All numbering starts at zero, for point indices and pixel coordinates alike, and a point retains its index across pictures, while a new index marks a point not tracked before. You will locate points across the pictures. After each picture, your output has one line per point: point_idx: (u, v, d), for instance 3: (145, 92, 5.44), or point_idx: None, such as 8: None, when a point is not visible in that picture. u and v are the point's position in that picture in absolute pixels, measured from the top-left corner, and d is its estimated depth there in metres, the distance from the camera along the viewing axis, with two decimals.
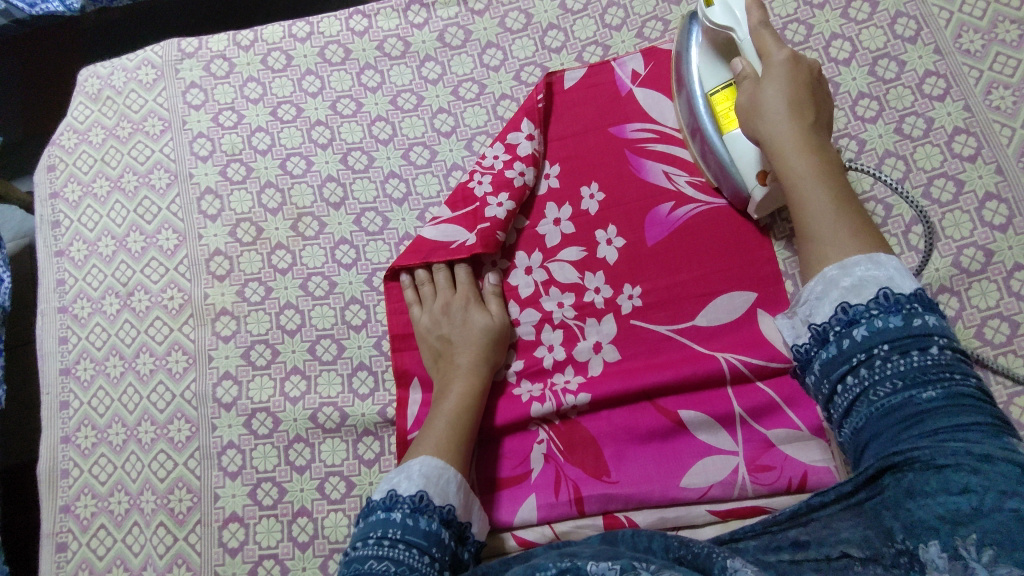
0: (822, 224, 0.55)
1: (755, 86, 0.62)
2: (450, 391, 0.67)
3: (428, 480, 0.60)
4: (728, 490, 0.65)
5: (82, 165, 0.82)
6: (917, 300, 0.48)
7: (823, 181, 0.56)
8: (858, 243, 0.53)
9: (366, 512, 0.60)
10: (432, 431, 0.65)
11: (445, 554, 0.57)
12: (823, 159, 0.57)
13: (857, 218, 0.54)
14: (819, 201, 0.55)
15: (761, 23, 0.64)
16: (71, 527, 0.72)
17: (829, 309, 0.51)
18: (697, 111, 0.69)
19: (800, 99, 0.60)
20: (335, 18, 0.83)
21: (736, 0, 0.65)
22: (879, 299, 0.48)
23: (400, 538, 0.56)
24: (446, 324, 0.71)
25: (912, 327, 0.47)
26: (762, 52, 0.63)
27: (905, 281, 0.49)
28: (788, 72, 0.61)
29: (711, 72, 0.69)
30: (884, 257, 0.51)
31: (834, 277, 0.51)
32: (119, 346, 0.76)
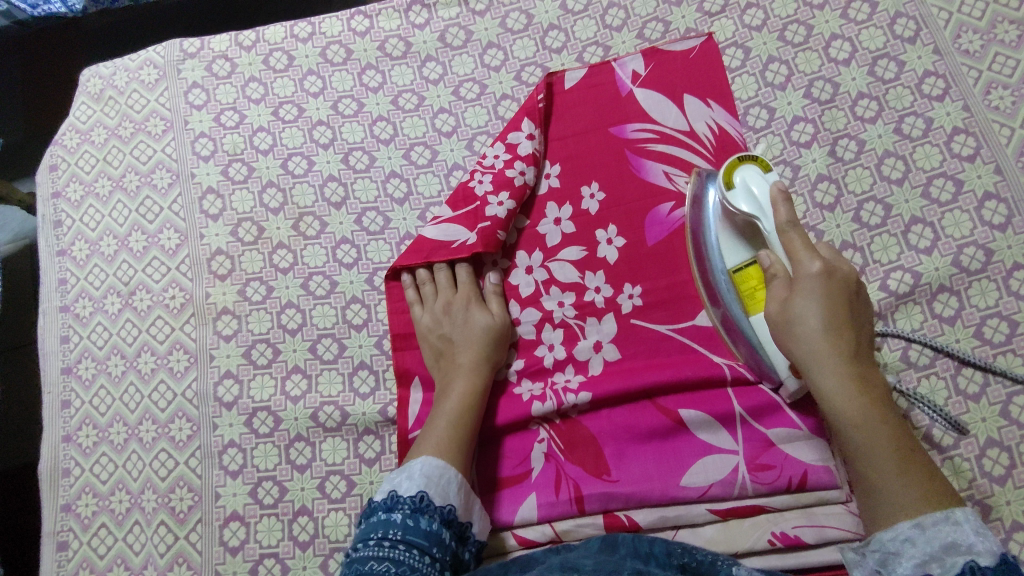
0: (884, 485, 0.55)
1: (786, 297, 0.63)
2: (452, 390, 0.67)
3: (429, 481, 0.60)
4: (728, 489, 0.65)
5: (84, 165, 0.82)
6: (1001, 571, 0.48)
7: (867, 425, 0.57)
8: (920, 492, 0.54)
9: (367, 513, 0.60)
10: (433, 429, 0.65)
11: (446, 556, 0.57)
12: (868, 396, 0.58)
13: (917, 470, 0.55)
14: (870, 448, 0.56)
15: (789, 223, 0.64)
16: (72, 526, 0.72)
17: (908, 574, 0.51)
18: (720, 288, 0.68)
19: (836, 317, 0.60)
20: (337, 19, 0.84)
21: (758, 184, 0.66)
22: (964, 573, 0.49)
23: (401, 538, 0.56)
24: (447, 324, 0.71)
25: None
26: (793, 254, 0.63)
27: (986, 546, 0.50)
28: (821, 287, 0.61)
29: (734, 251, 0.68)
30: (964, 513, 0.52)
31: (910, 536, 0.53)
32: (121, 345, 0.76)
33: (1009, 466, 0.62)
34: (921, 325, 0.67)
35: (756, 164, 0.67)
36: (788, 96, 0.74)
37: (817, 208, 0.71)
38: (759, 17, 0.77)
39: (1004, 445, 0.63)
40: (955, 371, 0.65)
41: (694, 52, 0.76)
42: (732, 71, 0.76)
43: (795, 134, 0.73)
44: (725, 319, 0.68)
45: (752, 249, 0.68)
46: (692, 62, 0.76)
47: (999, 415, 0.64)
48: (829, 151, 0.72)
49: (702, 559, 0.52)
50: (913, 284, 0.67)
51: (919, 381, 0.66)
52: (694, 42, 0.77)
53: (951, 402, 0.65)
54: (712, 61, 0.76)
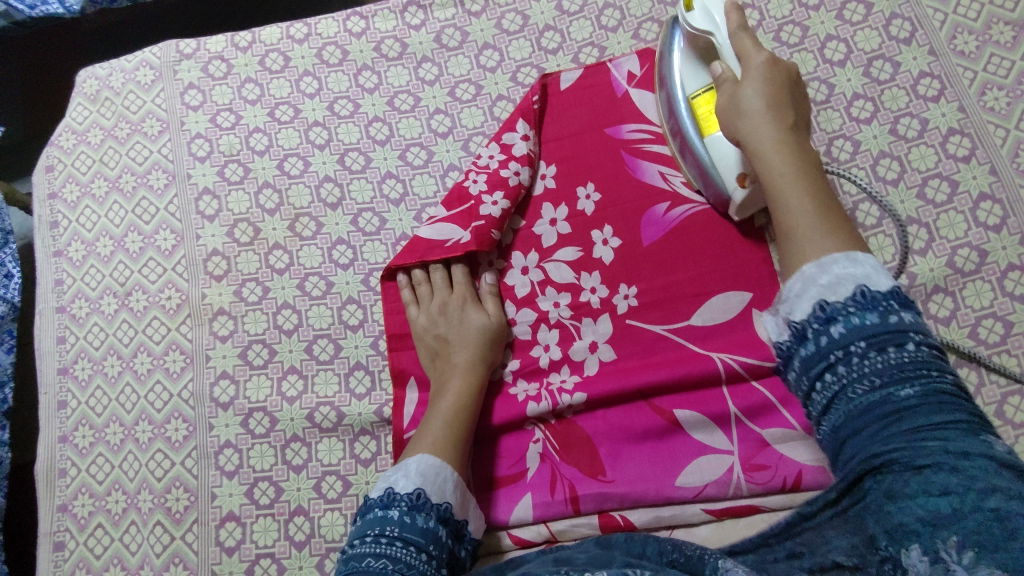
0: (803, 218, 0.54)
1: (733, 89, 0.62)
2: (447, 390, 0.67)
3: (425, 479, 0.60)
4: (723, 489, 0.65)
5: (80, 165, 0.82)
6: (893, 296, 0.47)
7: (798, 182, 0.56)
8: (835, 241, 0.52)
9: (363, 512, 0.60)
10: (429, 429, 0.65)
11: (443, 553, 0.57)
12: (797, 153, 0.57)
13: (836, 219, 0.54)
14: (797, 198, 0.55)
15: (739, 27, 0.64)
16: (69, 526, 0.72)
17: (807, 306, 0.50)
18: (681, 116, 0.69)
19: (778, 99, 0.60)
20: (332, 20, 0.84)
21: (716, 8, 0.66)
22: (856, 296, 0.47)
23: (397, 535, 0.56)
24: (443, 324, 0.72)
25: (889, 324, 0.46)
26: (740, 52, 0.63)
27: (880, 276, 0.48)
28: (766, 74, 0.61)
29: (693, 78, 0.69)
30: (863, 256, 0.50)
31: (812, 275, 0.50)
32: (117, 346, 0.76)
33: None
34: None
35: None
36: None
37: None
38: (755, 17, 0.77)
39: None
40: None
41: None
42: None
43: None
44: (699, 177, 0.70)
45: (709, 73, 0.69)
46: None
47: (993, 415, 0.64)
48: (825, 151, 0.72)
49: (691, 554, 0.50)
50: (907, 285, 0.67)
51: None
52: None
53: None
54: None
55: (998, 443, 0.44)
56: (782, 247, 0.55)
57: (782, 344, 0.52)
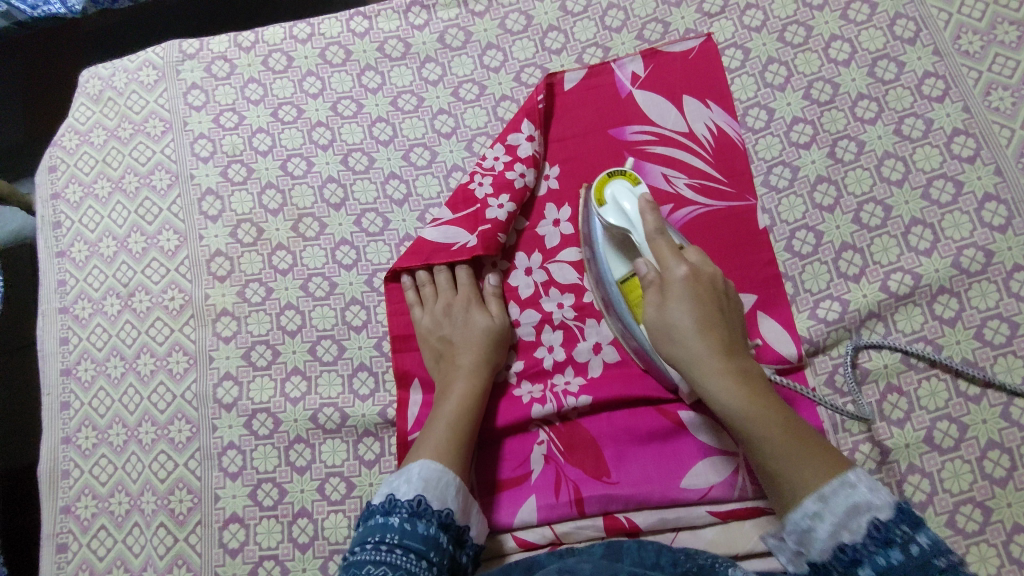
0: (774, 455, 0.54)
1: (661, 303, 0.61)
2: (451, 392, 0.67)
3: (427, 485, 0.60)
4: (728, 491, 0.65)
5: (84, 166, 0.82)
6: (905, 523, 0.49)
7: (757, 402, 0.56)
8: (820, 465, 0.53)
9: (365, 516, 0.60)
10: (433, 429, 0.65)
11: (443, 559, 0.57)
12: (742, 376, 0.57)
13: (807, 438, 0.54)
14: (766, 431, 0.55)
15: (656, 232, 0.63)
16: (72, 528, 0.72)
17: (828, 548, 0.51)
18: (613, 300, 0.67)
19: (708, 315, 0.59)
20: (336, 20, 0.84)
21: (628, 198, 0.65)
22: (872, 534, 0.49)
23: (398, 543, 0.56)
24: (448, 326, 0.71)
25: (912, 555, 0.48)
26: (662, 262, 0.62)
27: (883, 500, 0.50)
28: (690, 291, 0.60)
29: (617, 262, 0.67)
30: (856, 472, 0.52)
31: (816, 511, 0.51)
32: (120, 347, 0.76)
33: (1009, 469, 0.62)
34: (921, 326, 0.67)
35: (625, 179, 0.67)
36: (787, 97, 0.74)
37: (817, 209, 0.71)
38: (759, 18, 0.77)
39: (1004, 447, 0.63)
40: (956, 373, 0.65)
41: (694, 53, 0.76)
42: (731, 72, 0.76)
43: (794, 135, 0.73)
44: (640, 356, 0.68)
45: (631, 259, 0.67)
46: (691, 64, 0.76)
47: (1000, 417, 0.64)
48: (829, 152, 0.72)
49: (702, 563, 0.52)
50: (913, 286, 0.67)
51: (920, 383, 0.65)
52: (694, 42, 0.76)
53: (952, 404, 0.64)
54: (712, 62, 0.76)
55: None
56: (771, 485, 0.56)
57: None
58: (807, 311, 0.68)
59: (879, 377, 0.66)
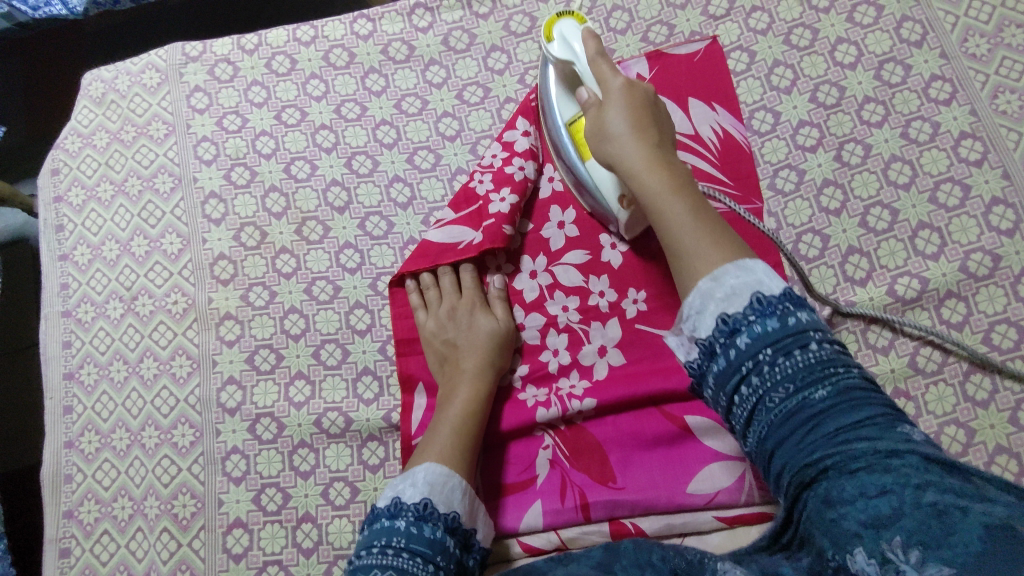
0: (685, 244, 0.53)
1: (599, 113, 0.62)
2: (455, 397, 0.67)
3: (433, 488, 0.59)
4: (735, 496, 0.64)
5: (86, 168, 0.82)
6: (789, 299, 0.49)
7: (678, 196, 0.55)
8: (718, 252, 0.52)
9: (369, 521, 0.58)
10: (438, 432, 0.64)
11: (450, 565, 0.56)
12: (666, 171, 0.57)
13: (720, 228, 0.53)
14: (674, 215, 0.54)
15: (596, 53, 0.64)
16: (74, 533, 0.72)
17: (710, 321, 0.50)
18: (561, 140, 0.70)
19: (642, 120, 0.59)
20: (339, 22, 0.83)
21: (575, 35, 0.66)
22: (754, 305, 0.49)
23: (404, 546, 0.55)
24: (453, 329, 0.71)
25: (789, 327, 0.48)
26: (600, 78, 0.63)
27: (773, 282, 0.49)
28: (624, 97, 0.61)
29: (566, 104, 0.69)
30: (753, 261, 0.51)
31: (709, 288, 0.50)
32: (123, 351, 0.76)
33: (1017, 474, 0.62)
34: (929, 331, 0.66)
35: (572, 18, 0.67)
36: (793, 100, 0.74)
37: (823, 213, 0.70)
38: (764, 20, 0.76)
39: (1013, 452, 0.62)
40: (964, 377, 0.65)
41: (699, 55, 0.76)
42: (737, 75, 0.75)
43: (800, 138, 0.73)
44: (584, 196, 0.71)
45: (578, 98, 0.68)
46: (696, 66, 0.75)
47: (1008, 422, 0.63)
48: (835, 155, 0.72)
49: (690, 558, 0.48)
50: (920, 290, 0.67)
51: (928, 388, 0.65)
52: (699, 44, 0.76)
53: (960, 408, 0.64)
54: (717, 65, 0.75)
55: (915, 433, 0.45)
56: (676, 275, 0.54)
57: (696, 362, 0.52)
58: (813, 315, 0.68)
59: (886, 381, 0.66)
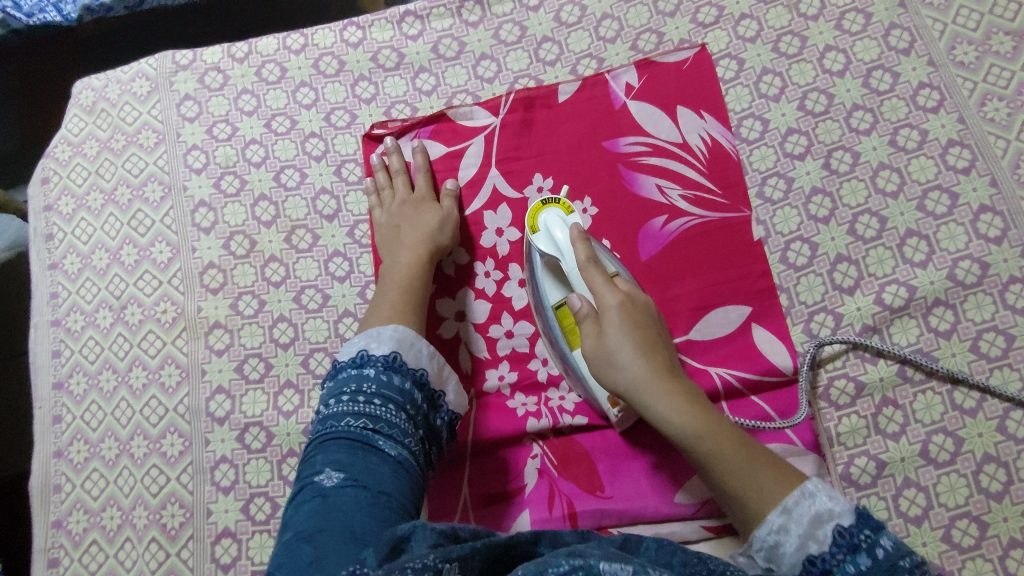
0: (742, 485, 0.54)
1: (597, 334, 0.61)
2: (401, 271, 0.70)
3: (401, 344, 0.63)
4: (723, 505, 0.65)
5: (76, 177, 0.82)
6: (865, 526, 0.48)
7: (719, 440, 0.56)
8: (781, 484, 0.53)
9: (335, 372, 0.62)
10: (385, 303, 0.67)
11: (418, 412, 0.61)
12: (690, 401, 0.57)
13: (763, 459, 0.55)
14: (722, 453, 0.55)
15: (588, 258, 0.63)
16: (63, 543, 0.72)
17: (795, 559, 0.50)
18: (553, 333, 0.67)
19: (644, 337, 0.60)
20: (329, 30, 0.83)
21: (559, 226, 0.66)
22: (836, 542, 0.49)
23: (376, 393, 0.59)
24: (401, 216, 0.74)
25: (878, 559, 0.47)
26: (593, 290, 0.62)
27: (841, 507, 0.50)
28: (622, 314, 0.60)
29: (553, 291, 0.67)
30: (813, 481, 0.52)
31: (780, 523, 0.51)
32: (112, 360, 0.76)
33: (1006, 483, 0.62)
34: (917, 339, 0.66)
35: (557, 208, 0.68)
36: (781, 107, 0.74)
37: (811, 221, 0.70)
38: (753, 28, 0.76)
39: (1001, 461, 0.62)
40: (952, 386, 0.65)
41: (688, 63, 0.76)
42: (726, 83, 0.75)
43: (789, 146, 0.73)
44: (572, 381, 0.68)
45: (565, 288, 0.67)
46: (685, 74, 0.75)
47: (996, 430, 0.63)
48: (824, 163, 0.72)
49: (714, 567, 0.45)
50: (907, 298, 0.67)
51: (916, 397, 0.65)
52: (688, 53, 0.76)
53: (948, 417, 0.64)
54: (706, 73, 0.75)
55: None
56: (733, 512, 0.55)
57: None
58: (802, 324, 0.68)
59: (874, 390, 0.66)
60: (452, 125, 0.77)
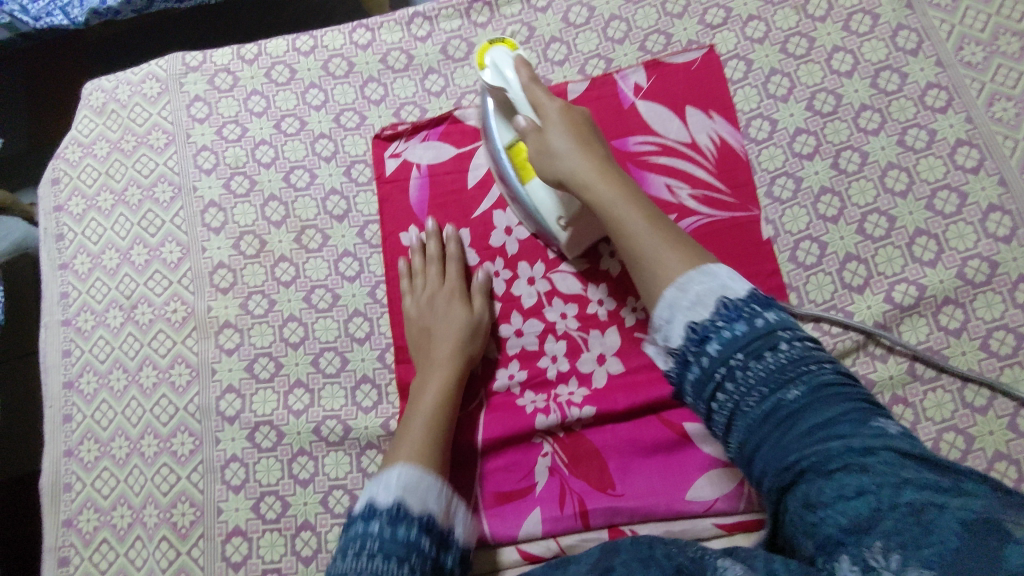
0: (643, 242, 0.55)
1: (537, 137, 0.64)
2: (429, 388, 0.66)
3: (407, 488, 0.57)
4: (734, 503, 0.65)
5: (87, 178, 0.82)
6: (754, 302, 0.50)
7: (631, 203, 0.58)
8: (682, 259, 0.53)
9: (346, 525, 0.57)
10: (409, 429, 0.63)
11: (427, 561, 0.55)
12: (613, 183, 0.59)
13: (674, 233, 0.56)
14: (631, 224, 0.57)
15: (530, 80, 0.67)
16: (74, 542, 0.72)
17: (681, 330, 0.52)
18: (503, 167, 0.71)
19: (582, 139, 0.63)
20: (338, 32, 0.83)
21: (507, 64, 0.68)
22: (722, 309, 0.50)
23: (378, 550, 0.53)
24: (431, 316, 0.71)
25: (757, 329, 0.49)
26: (535, 104, 0.66)
27: (739, 285, 0.51)
28: (560, 121, 0.64)
29: (505, 129, 0.71)
30: (715, 267, 0.53)
31: (675, 297, 0.52)
32: (123, 359, 0.76)
33: (1017, 480, 0.62)
34: (927, 337, 0.66)
35: (504, 46, 0.70)
36: (790, 108, 0.74)
37: (820, 220, 0.71)
38: (761, 29, 0.77)
39: (1012, 458, 0.63)
40: (962, 384, 0.65)
41: (696, 64, 0.76)
42: (734, 84, 0.76)
43: (798, 146, 0.73)
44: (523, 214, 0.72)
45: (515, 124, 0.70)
46: (694, 74, 0.76)
47: (1006, 428, 0.63)
48: (832, 163, 0.72)
49: (693, 556, 0.47)
50: (918, 297, 0.67)
51: (926, 395, 0.65)
52: (696, 53, 0.76)
53: (958, 415, 0.64)
54: (715, 73, 0.76)
55: (890, 426, 0.46)
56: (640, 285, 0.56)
57: (672, 374, 0.53)
58: (811, 323, 0.68)
59: (884, 389, 0.66)
60: (460, 126, 0.78)
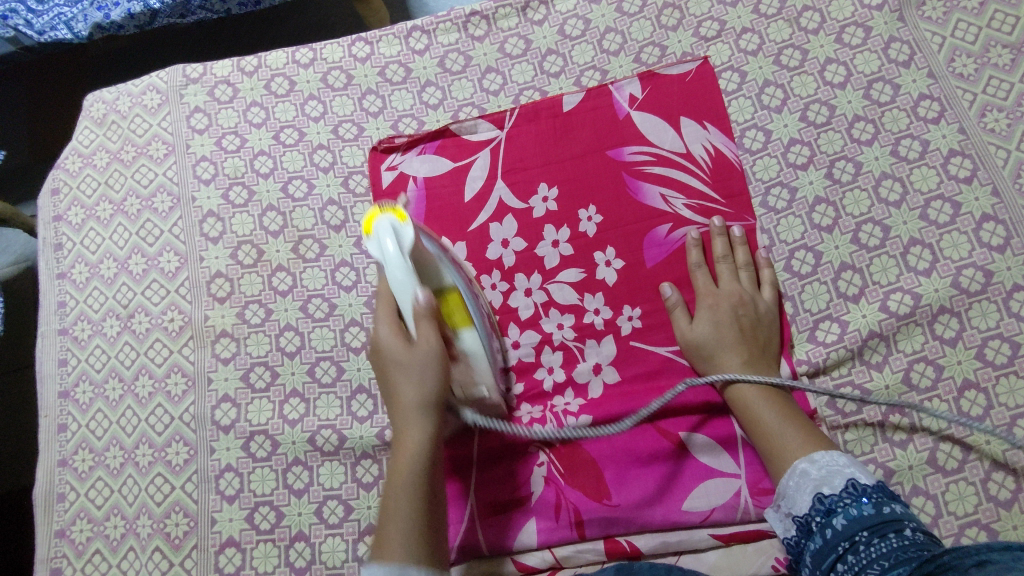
0: (788, 441, 0.61)
1: (688, 321, 0.68)
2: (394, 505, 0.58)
3: None
4: (731, 514, 0.64)
5: (86, 189, 0.83)
6: (883, 493, 0.55)
7: (783, 417, 0.62)
8: (817, 445, 0.60)
9: None
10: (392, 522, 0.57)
11: None
12: (765, 396, 0.64)
13: (815, 436, 0.61)
14: (775, 425, 0.62)
15: (699, 271, 0.70)
16: (66, 552, 0.71)
17: (807, 501, 0.57)
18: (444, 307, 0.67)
19: (766, 360, 0.67)
20: (337, 45, 0.84)
21: (388, 234, 0.60)
22: (849, 489, 0.56)
23: None
24: (386, 371, 0.62)
25: (883, 514, 0.53)
26: (701, 295, 0.69)
27: (865, 474, 0.57)
28: (733, 318, 0.67)
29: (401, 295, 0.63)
30: (835, 453, 0.59)
31: (805, 469, 0.59)
32: (119, 368, 0.76)
33: (1015, 489, 0.62)
34: (922, 347, 0.66)
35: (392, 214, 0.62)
36: (783, 119, 0.75)
37: (815, 230, 0.71)
38: (755, 41, 0.77)
39: (1009, 468, 0.62)
40: (959, 394, 0.65)
41: (690, 75, 0.77)
42: (728, 95, 0.76)
43: (792, 156, 0.73)
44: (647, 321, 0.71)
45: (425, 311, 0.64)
46: (688, 85, 0.77)
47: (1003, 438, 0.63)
48: (826, 173, 0.72)
49: None
50: (913, 306, 0.67)
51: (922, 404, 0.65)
52: (691, 65, 0.77)
53: (954, 424, 0.64)
54: (708, 85, 0.76)
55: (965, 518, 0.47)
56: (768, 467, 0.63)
57: (793, 541, 0.58)
58: (807, 333, 0.69)
59: (880, 398, 0.66)
60: (458, 139, 0.78)
